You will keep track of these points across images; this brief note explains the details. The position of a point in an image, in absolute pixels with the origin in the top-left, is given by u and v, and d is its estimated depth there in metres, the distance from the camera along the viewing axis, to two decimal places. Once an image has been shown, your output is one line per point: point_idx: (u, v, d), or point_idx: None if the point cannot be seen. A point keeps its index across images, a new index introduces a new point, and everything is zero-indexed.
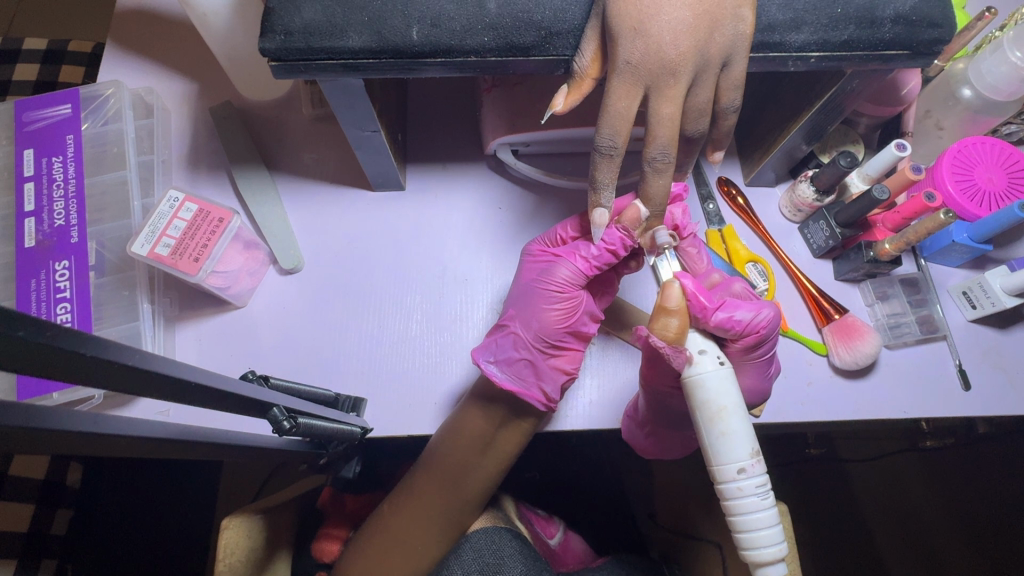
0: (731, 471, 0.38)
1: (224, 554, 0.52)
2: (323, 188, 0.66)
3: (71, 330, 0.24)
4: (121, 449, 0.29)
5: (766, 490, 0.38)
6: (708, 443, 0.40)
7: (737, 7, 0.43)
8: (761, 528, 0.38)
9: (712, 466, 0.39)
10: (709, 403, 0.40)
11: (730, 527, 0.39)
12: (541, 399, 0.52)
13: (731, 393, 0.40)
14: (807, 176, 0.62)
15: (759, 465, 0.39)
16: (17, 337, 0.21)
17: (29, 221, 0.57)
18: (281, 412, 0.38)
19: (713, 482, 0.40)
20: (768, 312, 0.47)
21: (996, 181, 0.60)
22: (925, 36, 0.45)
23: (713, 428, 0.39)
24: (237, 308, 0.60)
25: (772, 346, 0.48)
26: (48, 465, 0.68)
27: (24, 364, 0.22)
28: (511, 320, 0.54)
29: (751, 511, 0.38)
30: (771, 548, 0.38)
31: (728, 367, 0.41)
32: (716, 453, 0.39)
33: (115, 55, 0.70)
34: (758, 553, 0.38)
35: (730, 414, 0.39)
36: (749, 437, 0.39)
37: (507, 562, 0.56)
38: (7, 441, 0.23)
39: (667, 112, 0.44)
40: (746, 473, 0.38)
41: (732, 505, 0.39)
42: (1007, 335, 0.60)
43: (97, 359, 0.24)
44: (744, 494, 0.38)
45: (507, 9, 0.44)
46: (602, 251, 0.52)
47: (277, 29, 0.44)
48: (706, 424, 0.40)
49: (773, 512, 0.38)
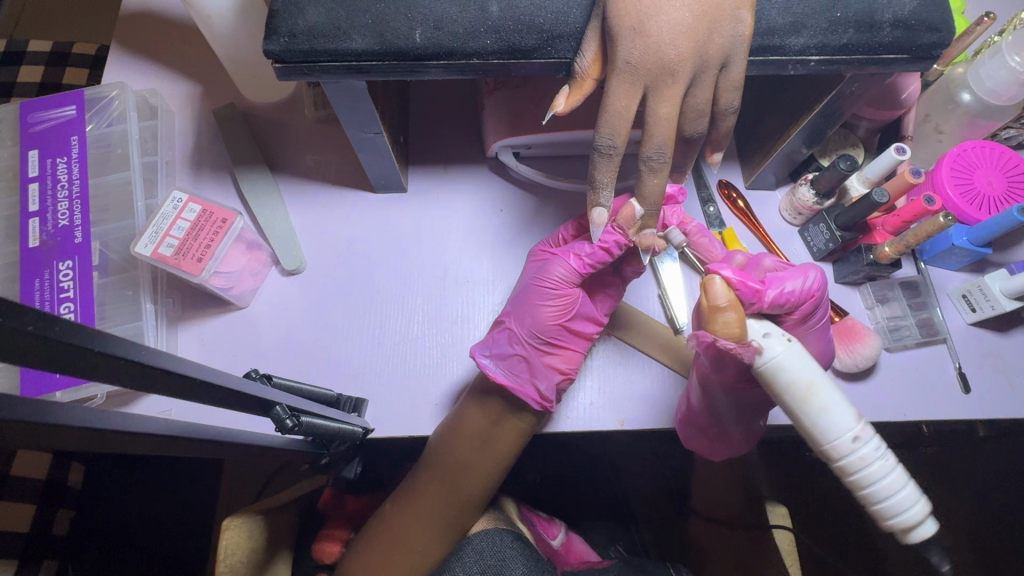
0: (846, 443, 0.38)
1: (224, 555, 0.52)
2: (325, 190, 0.66)
3: (80, 326, 0.24)
4: (125, 445, 0.29)
5: (883, 451, 0.38)
6: (810, 425, 0.39)
7: (736, 10, 0.43)
8: (896, 492, 0.38)
9: (824, 445, 0.39)
10: (797, 384, 0.39)
11: (864, 497, 0.39)
12: (535, 397, 0.53)
13: (811, 366, 0.40)
14: (807, 179, 0.62)
15: (868, 429, 0.38)
16: (28, 331, 0.22)
17: (34, 221, 0.58)
18: (283, 411, 0.38)
19: (830, 460, 0.39)
20: (815, 274, 0.48)
21: (996, 185, 0.60)
22: (924, 40, 0.45)
23: (813, 407, 0.39)
24: (239, 308, 0.61)
25: (824, 307, 0.51)
26: (50, 466, 0.68)
27: (34, 358, 0.23)
28: (507, 316, 0.56)
29: (881, 477, 0.38)
30: (915, 508, 0.38)
31: (797, 342, 0.41)
32: (824, 432, 0.39)
33: (119, 57, 0.71)
34: (905, 519, 0.38)
35: (821, 387, 0.39)
36: (848, 405, 0.39)
37: (509, 563, 0.57)
38: (13, 434, 0.24)
39: (666, 112, 0.44)
40: (861, 440, 0.38)
41: (859, 478, 0.38)
42: (1007, 338, 0.61)
43: (102, 354, 0.24)
44: (866, 463, 0.38)
45: (508, 12, 0.45)
46: (596, 250, 0.53)
47: (281, 31, 0.44)
48: (804, 405, 0.39)
49: (900, 472, 0.38)
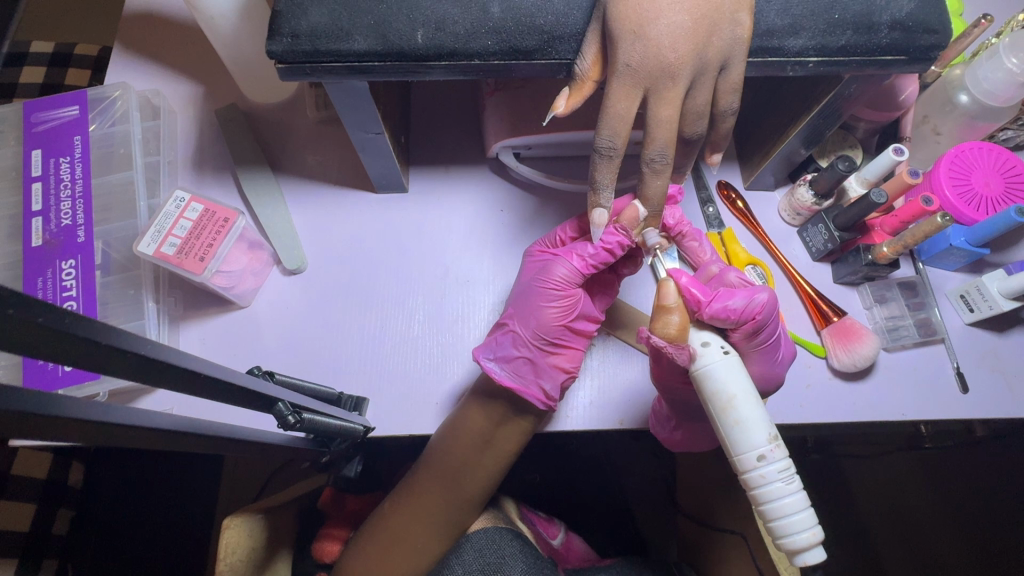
0: (751, 459, 0.39)
1: (224, 555, 0.53)
2: (326, 190, 0.67)
3: (87, 319, 0.24)
4: (130, 439, 0.30)
5: (789, 474, 0.39)
6: (724, 435, 0.41)
7: (734, 12, 0.43)
8: (789, 515, 0.38)
9: (733, 457, 0.40)
10: (719, 394, 0.41)
11: (760, 515, 0.40)
12: (540, 397, 0.53)
13: (739, 381, 0.41)
14: (805, 180, 0.62)
15: (779, 450, 0.39)
16: (38, 323, 0.22)
17: (36, 220, 0.58)
18: (285, 408, 0.38)
19: (737, 474, 0.41)
20: (763, 296, 0.44)
21: (993, 186, 0.60)
22: (921, 42, 0.45)
23: (728, 418, 0.40)
24: (241, 307, 0.61)
25: (774, 329, 0.46)
26: (51, 465, 0.69)
27: (43, 350, 0.23)
28: (510, 319, 0.56)
29: (777, 497, 0.39)
30: (805, 533, 0.38)
31: (735, 356, 0.42)
32: (734, 444, 0.40)
33: (122, 59, 0.71)
34: (792, 540, 0.39)
35: (743, 402, 0.40)
36: (766, 423, 0.40)
37: (508, 562, 0.58)
38: (20, 425, 0.24)
39: (665, 114, 0.44)
40: (766, 459, 0.39)
41: (758, 494, 0.39)
42: (1005, 338, 0.61)
43: (110, 347, 0.25)
44: (766, 481, 0.39)
45: (510, 13, 0.45)
46: (598, 250, 0.53)
47: (284, 31, 0.45)
48: (721, 415, 0.41)
49: (800, 497, 0.39)
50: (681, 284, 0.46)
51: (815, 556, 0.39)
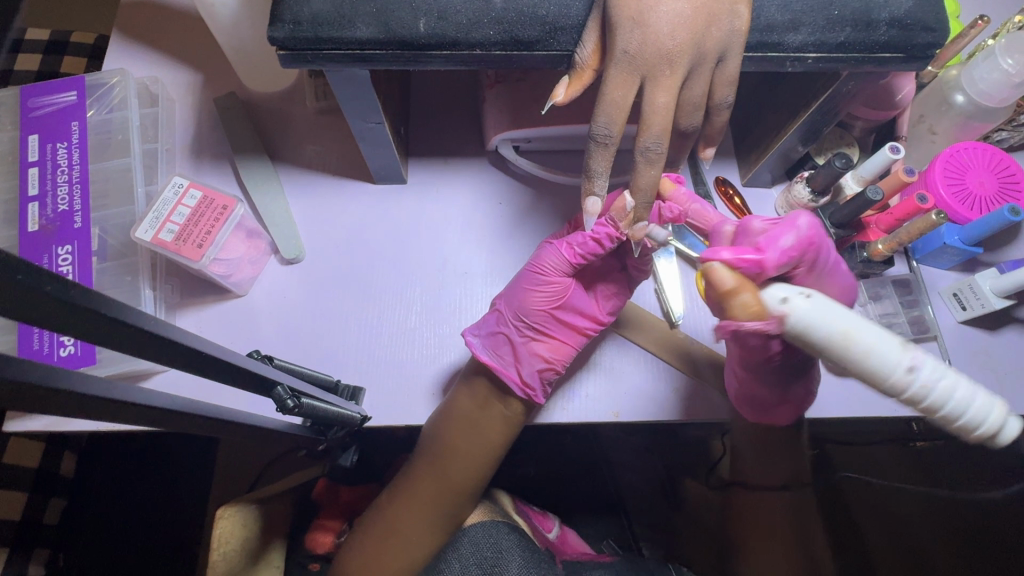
0: (904, 378, 0.36)
1: (218, 544, 0.53)
2: (324, 180, 0.67)
3: (94, 292, 0.25)
4: (129, 416, 0.30)
5: (937, 364, 0.37)
6: (860, 370, 0.37)
7: (734, 4, 0.44)
8: (976, 408, 0.37)
9: (879, 386, 0.37)
10: (830, 335, 0.37)
11: (945, 417, 0.38)
12: (517, 381, 0.54)
13: (838, 314, 0.37)
14: (803, 177, 0.63)
15: (923, 356, 0.37)
16: (48, 293, 0.22)
17: (33, 205, 0.57)
18: (284, 392, 0.38)
19: (895, 398, 0.38)
20: (805, 219, 0.43)
21: (987, 186, 0.61)
22: (919, 39, 0.46)
23: (856, 352, 0.37)
24: (237, 296, 0.61)
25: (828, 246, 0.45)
26: (43, 454, 0.69)
27: (54, 322, 0.23)
28: (499, 299, 0.57)
29: (956, 398, 0.37)
30: (994, 414, 0.38)
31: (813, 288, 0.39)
32: (879, 375, 0.37)
33: (119, 45, 0.71)
34: (985, 425, 0.38)
35: (855, 329, 0.37)
36: (894, 339, 0.37)
37: (505, 556, 0.59)
38: (21, 397, 0.24)
39: (662, 101, 0.44)
40: (919, 371, 0.36)
41: (934, 405, 0.37)
42: (996, 336, 0.62)
43: (118, 321, 0.25)
44: (932, 390, 0.37)
45: (512, 4, 0.45)
46: (586, 239, 0.52)
47: (286, 18, 0.45)
48: (845, 355, 0.37)
49: (960, 376, 0.37)
50: (731, 261, 0.40)
51: (1012, 426, 0.38)
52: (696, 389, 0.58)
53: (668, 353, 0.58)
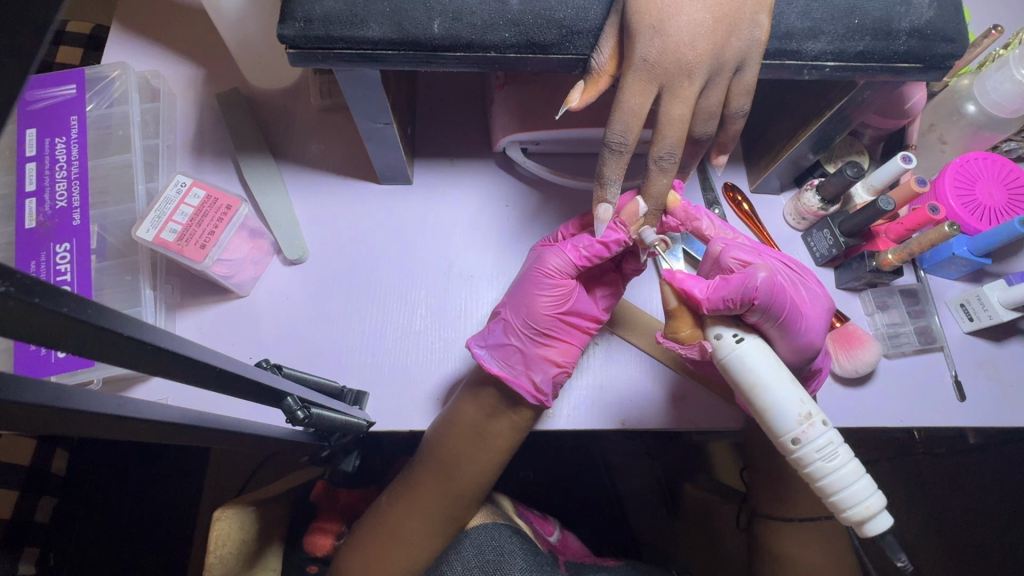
0: (789, 440, 0.40)
1: (213, 547, 0.52)
2: (328, 179, 0.66)
3: (109, 310, 0.24)
4: (135, 433, 0.29)
5: (833, 447, 0.39)
6: (761, 419, 0.41)
7: (754, 13, 0.43)
8: (844, 491, 0.39)
9: (772, 439, 0.41)
10: (742, 381, 0.41)
11: (820, 493, 0.41)
12: (530, 389, 0.53)
13: (759, 368, 0.41)
14: (812, 185, 0.62)
15: (817, 431, 0.39)
16: (63, 313, 0.22)
17: (30, 201, 0.56)
18: (294, 402, 0.38)
19: (784, 455, 0.41)
20: (758, 276, 0.42)
21: (997, 197, 0.61)
22: (938, 50, 0.45)
23: (759, 404, 0.41)
24: (239, 297, 0.60)
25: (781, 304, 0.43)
26: (35, 452, 0.67)
27: (70, 343, 0.23)
28: (503, 307, 0.56)
29: (829, 476, 0.39)
30: (861, 507, 0.39)
31: (752, 340, 0.42)
32: (771, 428, 0.41)
33: (119, 37, 0.69)
34: (849, 511, 0.39)
35: (764, 386, 0.41)
36: (798, 407, 0.40)
37: (508, 559, 0.58)
38: (31, 418, 0.24)
39: (678, 112, 0.44)
40: (803, 441, 0.39)
41: (812, 473, 0.40)
42: (1002, 348, 0.62)
43: (132, 340, 0.25)
44: (811, 460, 0.40)
45: (528, 5, 0.44)
46: (593, 243, 0.51)
47: (297, 15, 0.43)
48: (750, 402, 0.41)
49: (853, 468, 0.39)
50: (677, 285, 0.46)
51: (880, 523, 0.39)
52: (702, 397, 0.58)
53: (676, 361, 0.58)
